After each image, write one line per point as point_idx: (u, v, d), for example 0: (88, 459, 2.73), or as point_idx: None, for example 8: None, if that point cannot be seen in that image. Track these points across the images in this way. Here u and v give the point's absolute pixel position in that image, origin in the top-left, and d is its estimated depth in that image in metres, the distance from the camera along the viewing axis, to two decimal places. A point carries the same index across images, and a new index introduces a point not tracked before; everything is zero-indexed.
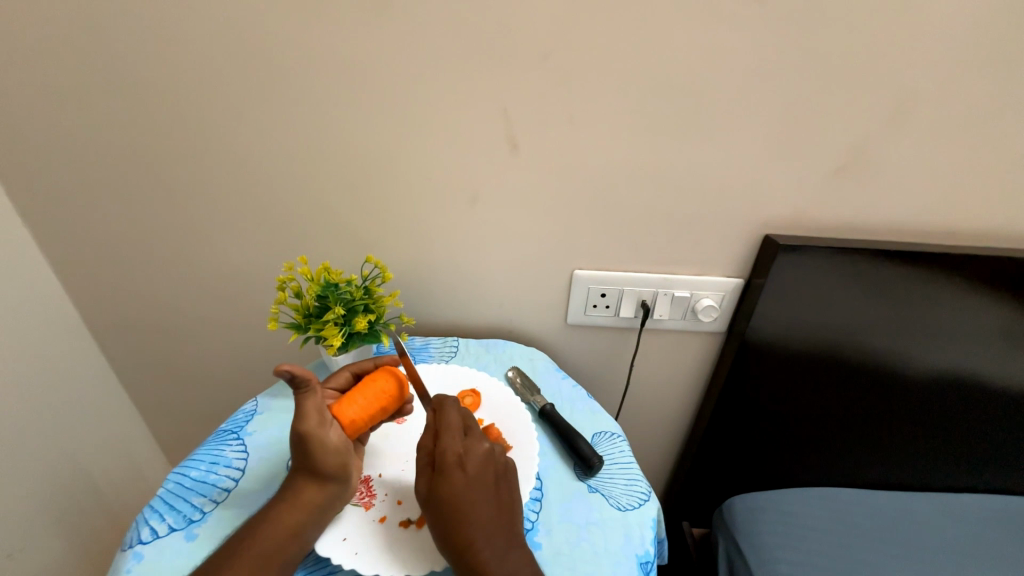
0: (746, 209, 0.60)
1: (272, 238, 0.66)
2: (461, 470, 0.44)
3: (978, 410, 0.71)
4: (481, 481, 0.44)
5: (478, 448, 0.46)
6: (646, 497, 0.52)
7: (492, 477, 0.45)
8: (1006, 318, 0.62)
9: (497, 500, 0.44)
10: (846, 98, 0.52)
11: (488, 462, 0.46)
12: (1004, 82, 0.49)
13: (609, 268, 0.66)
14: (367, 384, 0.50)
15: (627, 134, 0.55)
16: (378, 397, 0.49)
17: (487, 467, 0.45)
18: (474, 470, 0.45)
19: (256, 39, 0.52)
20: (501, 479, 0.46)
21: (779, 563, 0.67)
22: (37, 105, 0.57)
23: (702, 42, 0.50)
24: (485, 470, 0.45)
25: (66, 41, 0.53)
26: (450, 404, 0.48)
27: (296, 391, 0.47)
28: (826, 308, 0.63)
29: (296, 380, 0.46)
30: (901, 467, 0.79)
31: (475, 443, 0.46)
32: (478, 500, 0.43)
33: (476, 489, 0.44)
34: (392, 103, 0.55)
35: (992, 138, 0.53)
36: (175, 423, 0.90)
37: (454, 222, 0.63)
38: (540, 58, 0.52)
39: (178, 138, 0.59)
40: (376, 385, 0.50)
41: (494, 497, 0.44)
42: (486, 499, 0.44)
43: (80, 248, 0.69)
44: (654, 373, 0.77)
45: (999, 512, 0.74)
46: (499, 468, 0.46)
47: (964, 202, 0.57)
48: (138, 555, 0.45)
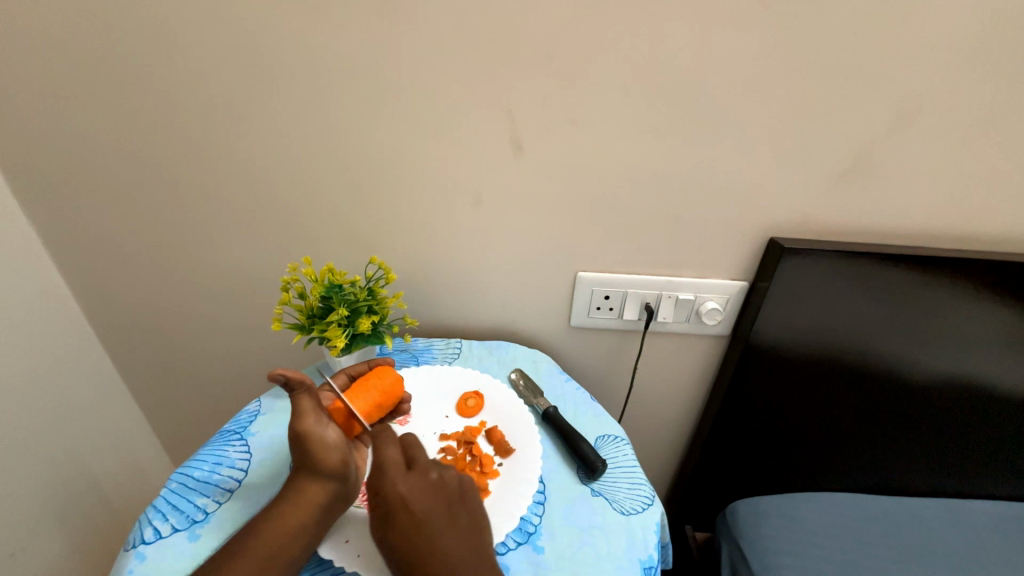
0: (751, 212, 0.59)
1: (276, 238, 0.66)
2: (407, 511, 0.43)
3: (984, 415, 0.70)
4: (433, 514, 0.43)
5: (423, 480, 0.44)
6: (650, 502, 0.52)
7: (445, 506, 0.44)
8: (1012, 323, 0.62)
9: (454, 529, 0.43)
10: (853, 101, 0.51)
11: (438, 492, 0.44)
12: (1011, 86, 0.49)
13: (612, 270, 0.66)
14: (362, 384, 0.52)
15: (632, 136, 0.55)
16: (378, 393, 0.52)
17: (437, 497, 0.44)
18: (422, 505, 0.43)
19: (263, 39, 0.52)
20: (455, 505, 0.44)
21: (782, 567, 0.67)
22: (43, 105, 0.58)
23: (709, 43, 0.50)
24: (435, 502, 0.44)
25: (72, 40, 0.53)
26: (388, 439, 0.46)
27: (291, 391, 0.48)
28: (830, 312, 0.63)
29: (291, 383, 0.48)
30: (905, 472, 0.78)
31: (419, 475, 0.45)
32: (434, 535, 0.42)
33: (427, 526, 0.42)
34: (397, 104, 0.55)
35: (999, 142, 0.52)
36: (177, 423, 0.90)
37: (458, 223, 0.63)
38: (546, 60, 0.52)
39: (183, 139, 0.59)
40: (371, 384, 0.52)
41: (450, 526, 0.43)
42: (443, 531, 0.43)
43: (85, 248, 0.69)
44: (658, 376, 0.76)
45: (1005, 518, 0.73)
46: (452, 494, 0.45)
47: (972, 206, 0.56)
48: (140, 555, 0.45)
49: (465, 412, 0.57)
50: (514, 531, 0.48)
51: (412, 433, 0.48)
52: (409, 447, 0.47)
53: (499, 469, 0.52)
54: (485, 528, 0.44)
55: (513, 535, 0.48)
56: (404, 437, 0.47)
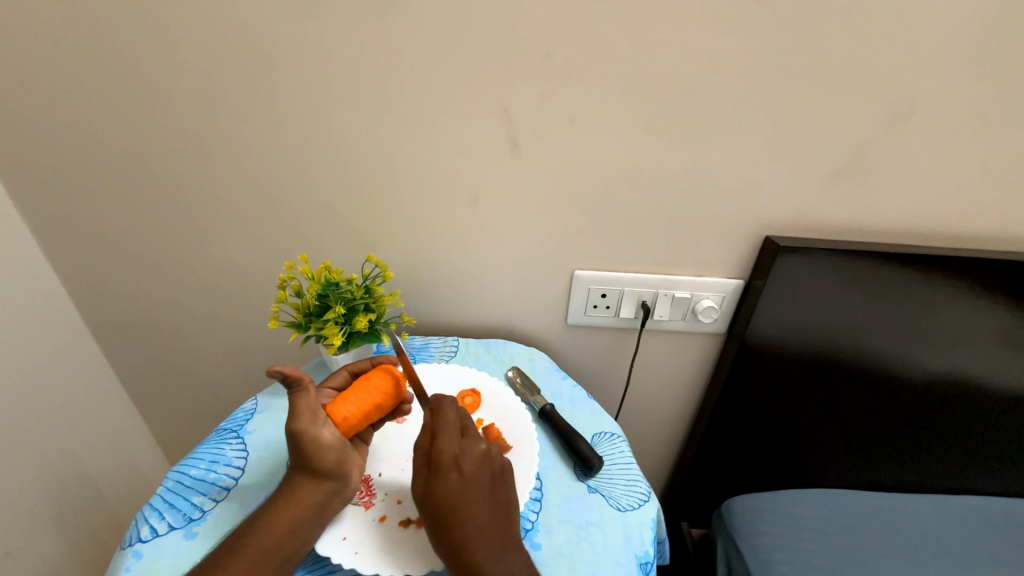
0: (747, 211, 0.60)
1: (273, 237, 0.66)
2: (457, 472, 0.45)
3: (978, 411, 0.71)
4: (478, 482, 0.45)
5: (475, 449, 0.47)
6: (646, 498, 0.52)
7: (489, 477, 0.46)
8: (1006, 320, 0.62)
9: (493, 501, 0.45)
10: (847, 100, 0.52)
11: (485, 463, 0.46)
12: (1004, 86, 0.50)
13: (609, 268, 0.66)
14: (363, 382, 0.51)
15: (628, 135, 0.56)
16: (377, 393, 0.50)
17: (483, 467, 0.46)
18: (472, 470, 0.46)
19: (260, 37, 0.52)
20: (498, 479, 0.46)
21: (778, 564, 0.67)
22: (38, 103, 0.57)
23: (706, 43, 0.50)
24: (481, 471, 0.46)
25: (67, 38, 0.53)
26: (448, 404, 0.49)
27: (289, 389, 0.47)
28: (825, 310, 0.63)
29: (289, 380, 0.47)
30: (900, 469, 0.79)
31: (472, 443, 0.47)
32: (475, 500, 0.44)
33: (472, 490, 0.44)
34: (395, 103, 0.55)
35: (992, 141, 0.53)
36: (174, 422, 0.90)
37: (455, 222, 0.63)
38: (543, 59, 0.52)
39: (180, 137, 0.59)
40: (372, 382, 0.50)
41: (490, 497, 0.45)
42: (484, 500, 0.44)
43: (80, 247, 0.68)
44: (654, 374, 0.77)
45: (997, 514, 0.74)
46: (496, 470, 0.47)
47: (965, 205, 0.57)
48: (137, 553, 0.45)
49: None
50: None
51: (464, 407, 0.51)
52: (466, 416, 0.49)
53: None
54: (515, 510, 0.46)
55: None
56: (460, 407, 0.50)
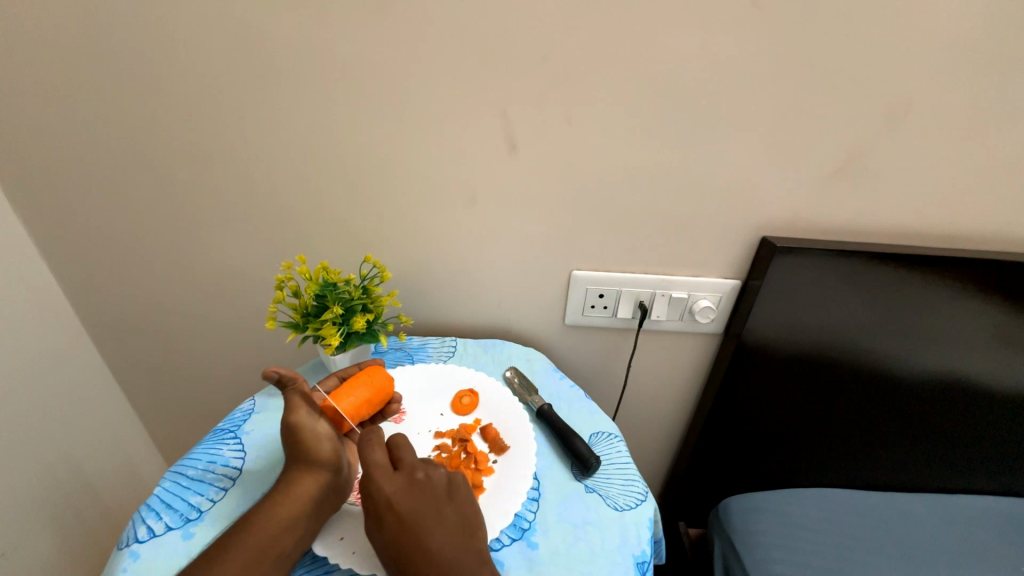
0: (744, 211, 0.60)
1: (270, 236, 0.66)
2: (395, 510, 0.43)
3: (972, 411, 0.71)
4: (421, 512, 0.43)
5: (410, 480, 0.45)
6: (643, 498, 0.52)
7: (432, 504, 0.44)
8: (1000, 320, 0.62)
9: (442, 526, 0.43)
10: (844, 100, 0.52)
11: (425, 491, 0.45)
12: (999, 86, 0.50)
13: (607, 268, 0.66)
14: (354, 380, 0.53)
15: (627, 135, 0.56)
16: (369, 390, 0.52)
17: (423, 496, 0.44)
18: (409, 503, 0.43)
19: (257, 36, 0.52)
20: (444, 501, 0.44)
21: (773, 563, 0.67)
22: (35, 102, 0.57)
23: (704, 43, 0.50)
24: (421, 500, 0.44)
25: (64, 37, 0.53)
26: (374, 442, 0.47)
27: (283, 387, 0.48)
28: (821, 310, 0.64)
29: (283, 380, 0.48)
30: (896, 468, 0.79)
31: (405, 475, 0.45)
32: (422, 532, 0.42)
33: (415, 522, 0.42)
34: (393, 102, 0.55)
35: (988, 142, 0.53)
36: (171, 422, 0.90)
37: (453, 222, 0.63)
38: (541, 60, 0.52)
39: (177, 137, 0.59)
40: (364, 379, 0.53)
41: (438, 522, 0.43)
42: (432, 528, 0.42)
43: (76, 247, 0.68)
44: (651, 373, 0.77)
45: (992, 513, 0.74)
46: (440, 491, 0.45)
47: (960, 205, 0.57)
48: (133, 554, 0.45)
49: (460, 410, 0.58)
50: (508, 527, 0.48)
51: (400, 434, 0.49)
52: (397, 447, 0.47)
53: (494, 467, 0.52)
54: (474, 526, 0.44)
55: (507, 532, 0.48)
56: (391, 439, 0.48)
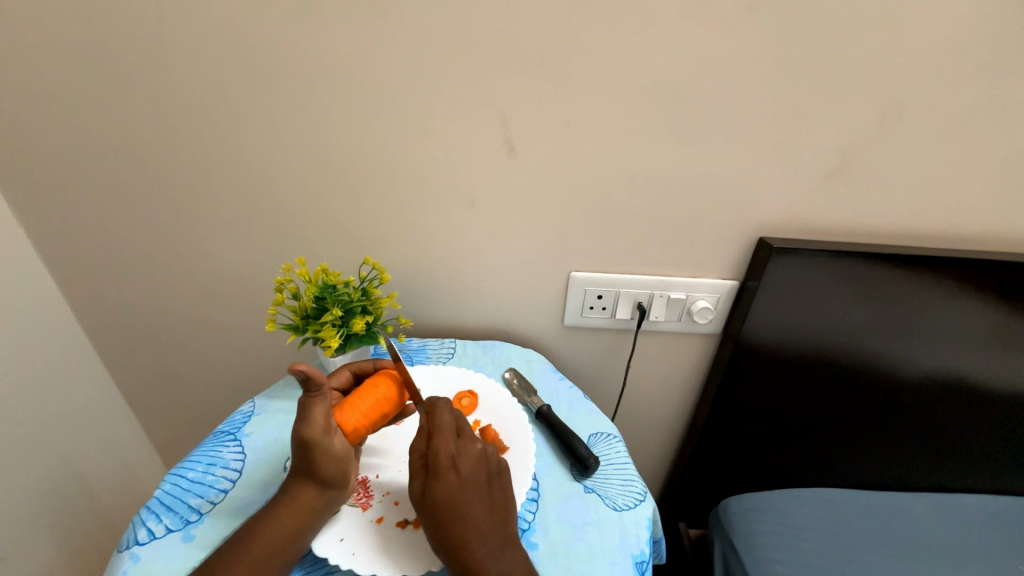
0: (740, 212, 0.60)
1: (269, 239, 0.66)
2: (455, 472, 0.44)
3: (970, 410, 0.72)
4: (476, 483, 0.44)
5: (471, 449, 0.46)
6: (642, 497, 0.52)
7: (485, 477, 0.45)
8: (997, 319, 0.63)
9: (490, 501, 0.44)
10: (838, 102, 0.52)
11: (481, 464, 0.46)
12: (991, 87, 0.50)
13: (605, 269, 0.66)
14: (369, 390, 0.51)
15: (623, 137, 0.56)
16: (381, 404, 0.50)
17: (480, 466, 0.45)
18: (469, 469, 0.45)
19: (256, 40, 0.52)
20: (494, 478, 0.46)
21: (774, 564, 0.67)
22: (35, 106, 0.58)
23: (698, 45, 0.50)
24: (478, 471, 0.45)
25: (64, 42, 0.53)
26: (442, 407, 0.48)
27: (307, 394, 0.47)
28: (819, 311, 0.64)
29: (309, 381, 0.46)
30: (896, 468, 0.79)
31: (468, 443, 0.46)
32: (473, 501, 0.43)
33: (469, 490, 0.44)
34: (391, 105, 0.56)
35: (980, 142, 0.53)
36: (169, 425, 0.90)
37: (451, 223, 0.64)
38: (538, 62, 0.52)
39: (177, 140, 0.59)
40: (378, 390, 0.50)
41: (487, 497, 0.44)
42: (481, 499, 0.44)
43: (76, 251, 0.69)
44: (650, 374, 0.77)
45: (992, 513, 0.74)
46: (492, 468, 0.46)
47: (955, 205, 0.58)
48: (134, 556, 0.45)
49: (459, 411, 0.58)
50: None
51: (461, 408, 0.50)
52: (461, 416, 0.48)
53: None
54: (511, 508, 0.45)
55: None
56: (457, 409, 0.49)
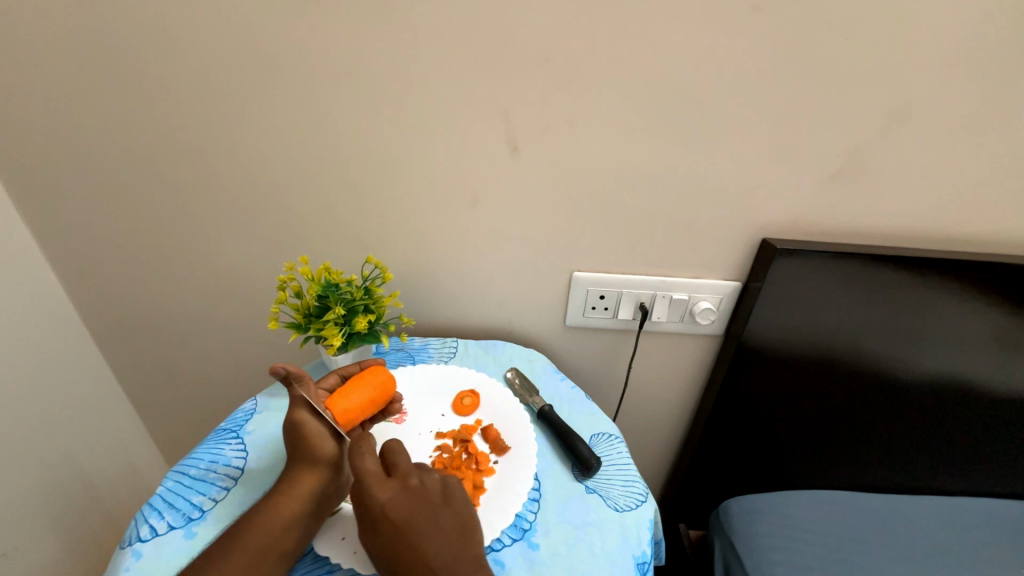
0: (744, 212, 0.60)
1: (272, 237, 0.66)
2: (389, 521, 0.42)
3: (972, 414, 0.71)
4: (417, 521, 0.42)
5: (403, 488, 0.44)
6: (643, 498, 0.52)
7: (428, 510, 0.43)
8: (999, 322, 0.63)
9: (440, 531, 0.42)
10: (843, 104, 0.52)
11: (419, 499, 0.44)
12: (998, 88, 0.50)
13: (608, 269, 0.66)
14: (360, 378, 0.52)
15: (628, 137, 0.56)
16: (373, 390, 0.52)
17: (417, 503, 0.43)
18: (404, 511, 0.43)
19: (261, 37, 0.52)
20: (439, 507, 0.44)
21: (774, 565, 0.67)
22: (38, 102, 0.58)
23: (705, 45, 0.50)
24: (416, 508, 0.43)
25: (68, 38, 0.53)
26: (365, 450, 0.46)
27: (289, 385, 0.50)
28: (821, 313, 0.64)
29: (290, 377, 0.50)
30: (896, 471, 0.79)
31: (399, 483, 0.44)
32: (418, 541, 0.42)
33: (411, 530, 0.42)
34: (396, 104, 0.56)
35: (987, 144, 0.53)
36: (172, 422, 0.90)
37: (455, 223, 0.64)
38: (544, 62, 0.52)
39: (180, 138, 0.59)
40: (370, 379, 0.52)
41: (435, 528, 0.42)
42: (427, 535, 0.42)
43: (79, 247, 0.69)
44: (652, 375, 0.77)
45: (992, 516, 0.74)
46: (434, 498, 0.44)
47: (960, 207, 0.58)
48: (136, 553, 0.45)
49: (461, 411, 0.58)
50: (509, 527, 0.48)
51: (393, 438, 0.48)
52: (388, 455, 0.46)
53: (495, 467, 0.52)
54: (471, 530, 0.43)
55: (508, 532, 0.48)
56: (383, 444, 0.47)
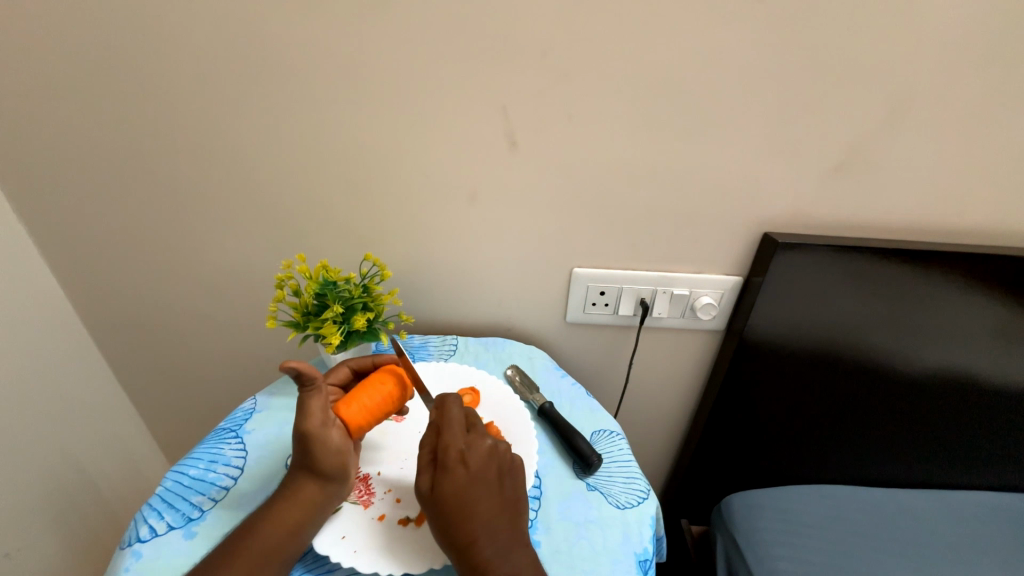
0: (744, 207, 0.60)
1: (269, 236, 0.66)
2: (463, 468, 0.44)
3: (976, 407, 0.71)
4: (485, 478, 0.44)
5: (481, 445, 0.45)
6: (645, 495, 0.52)
7: (496, 473, 0.45)
8: (1002, 315, 0.62)
9: (500, 498, 0.44)
10: (845, 97, 0.52)
11: (492, 459, 0.45)
12: (1004, 78, 0.49)
13: (607, 265, 0.66)
14: (373, 383, 0.50)
15: (626, 132, 0.55)
16: (383, 398, 0.50)
17: (489, 462, 0.45)
18: (478, 465, 0.44)
19: (255, 34, 0.52)
20: (505, 475, 0.45)
21: (777, 561, 0.67)
22: (33, 102, 0.57)
23: (704, 37, 0.49)
24: (488, 467, 0.45)
25: (61, 37, 0.53)
26: (453, 400, 0.47)
27: (301, 387, 0.46)
28: (824, 308, 0.63)
29: (302, 376, 0.46)
30: (899, 465, 0.79)
31: (478, 438, 0.46)
32: (482, 497, 0.43)
33: (478, 486, 0.43)
34: (392, 100, 0.55)
35: (990, 136, 0.53)
36: (172, 422, 0.90)
37: (453, 220, 0.63)
38: (541, 58, 0.52)
39: (176, 137, 0.59)
40: (382, 386, 0.50)
41: (498, 493, 0.44)
42: (490, 495, 0.43)
43: (76, 248, 0.68)
44: (653, 371, 0.77)
45: (996, 509, 0.74)
46: (504, 466, 0.45)
47: (963, 201, 0.57)
48: (136, 553, 0.45)
49: None
50: None
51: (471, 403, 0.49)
52: (471, 413, 0.48)
53: None
54: (521, 506, 0.45)
55: None
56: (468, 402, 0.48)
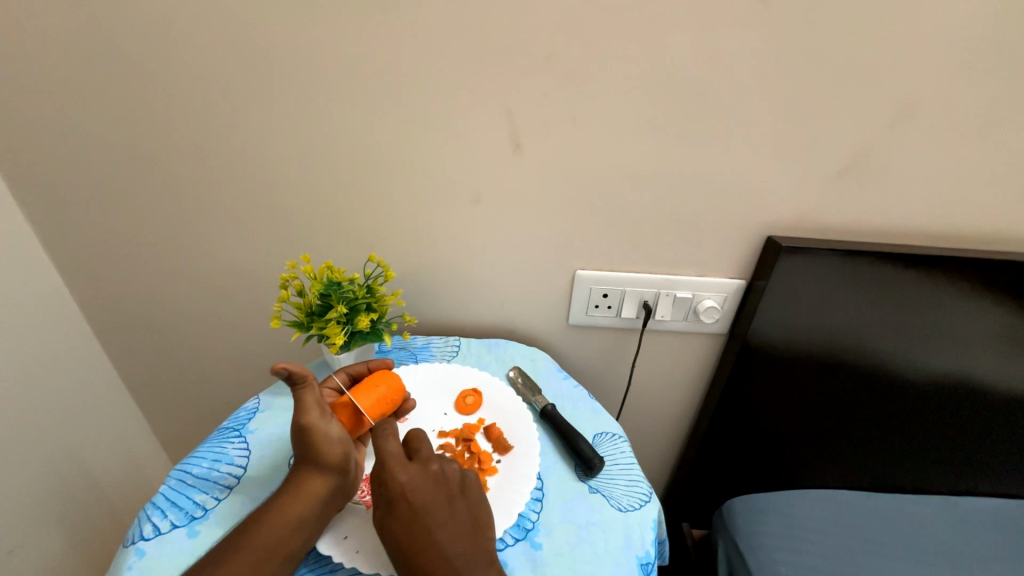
0: (748, 210, 0.60)
1: (274, 236, 0.66)
2: (408, 502, 0.44)
3: (979, 412, 0.71)
4: (434, 506, 0.44)
5: (424, 474, 0.45)
6: (647, 498, 0.52)
7: (446, 498, 0.45)
8: (1005, 320, 0.62)
9: (455, 523, 0.43)
10: (849, 101, 0.52)
11: (439, 484, 0.45)
12: (1008, 83, 0.49)
13: (611, 268, 0.66)
14: (370, 385, 0.52)
15: (630, 135, 0.55)
16: (376, 401, 0.51)
17: (436, 489, 0.45)
18: (423, 495, 0.44)
19: (261, 35, 0.52)
20: (457, 497, 0.45)
21: (778, 564, 0.67)
22: (40, 101, 0.57)
23: (709, 40, 0.50)
24: (435, 492, 0.45)
25: (68, 37, 0.53)
26: (388, 433, 0.47)
27: (294, 386, 0.48)
28: (827, 312, 0.63)
29: (294, 378, 0.48)
30: (902, 469, 0.78)
31: (420, 467, 0.46)
32: (434, 526, 0.43)
33: (427, 516, 0.43)
34: (397, 101, 0.55)
35: (995, 141, 0.53)
36: (175, 420, 0.90)
37: (457, 221, 0.63)
38: (546, 61, 0.52)
39: (182, 138, 0.59)
40: (378, 388, 0.52)
41: (451, 518, 0.44)
42: (443, 523, 0.43)
43: (81, 246, 0.68)
44: (656, 374, 0.77)
45: (999, 516, 0.74)
46: (454, 487, 0.45)
47: (967, 205, 0.57)
48: (139, 551, 0.45)
49: (464, 410, 0.58)
50: (512, 527, 0.48)
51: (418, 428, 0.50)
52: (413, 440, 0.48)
53: (497, 466, 0.52)
54: (483, 525, 0.44)
55: (510, 532, 0.48)
56: (410, 431, 0.49)
